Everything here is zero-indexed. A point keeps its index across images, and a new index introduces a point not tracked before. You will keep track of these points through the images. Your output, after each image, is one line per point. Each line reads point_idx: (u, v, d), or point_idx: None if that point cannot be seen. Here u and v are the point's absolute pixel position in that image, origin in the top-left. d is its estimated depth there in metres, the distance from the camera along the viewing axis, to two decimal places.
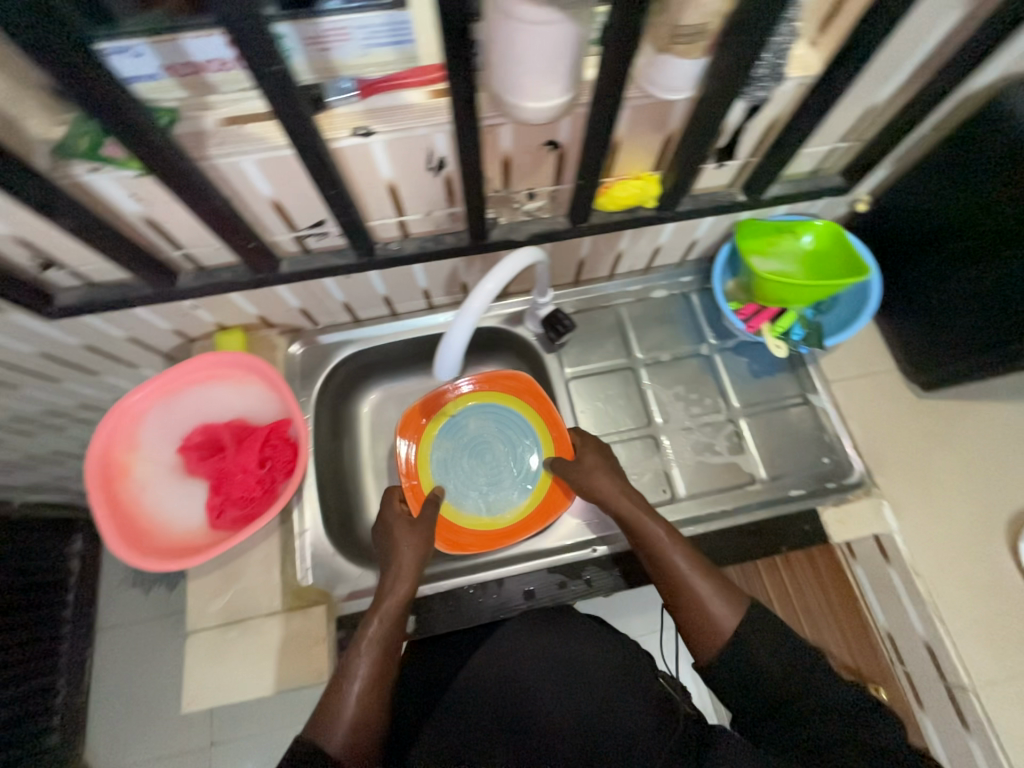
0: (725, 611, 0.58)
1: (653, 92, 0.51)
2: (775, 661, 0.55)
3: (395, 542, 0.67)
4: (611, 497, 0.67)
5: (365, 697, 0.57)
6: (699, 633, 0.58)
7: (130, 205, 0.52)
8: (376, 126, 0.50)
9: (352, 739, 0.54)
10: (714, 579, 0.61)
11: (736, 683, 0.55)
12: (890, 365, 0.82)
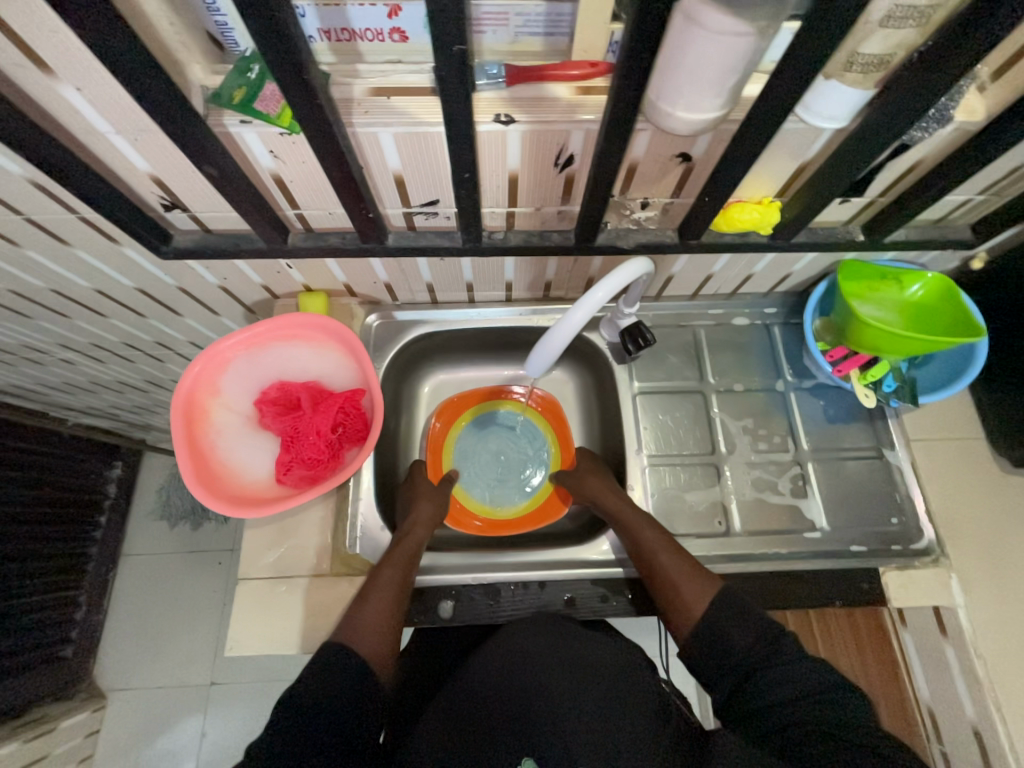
0: (697, 593, 0.64)
1: (802, 117, 0.49)
2: (745, 634, 0.59)
3: (417, 494, 0.78)
4: (599, 496, 0.77)
5: (379, 615, 0.62)
6: (673, 609, 0.64)
7: (266, 160, 0.53)
8: (519, 115, 0.49)
9: (376, 636, 0.60)
10: (684, 562, 0.67)
11: (705, 651, 0.60)
12: (978, 434, 0.79)
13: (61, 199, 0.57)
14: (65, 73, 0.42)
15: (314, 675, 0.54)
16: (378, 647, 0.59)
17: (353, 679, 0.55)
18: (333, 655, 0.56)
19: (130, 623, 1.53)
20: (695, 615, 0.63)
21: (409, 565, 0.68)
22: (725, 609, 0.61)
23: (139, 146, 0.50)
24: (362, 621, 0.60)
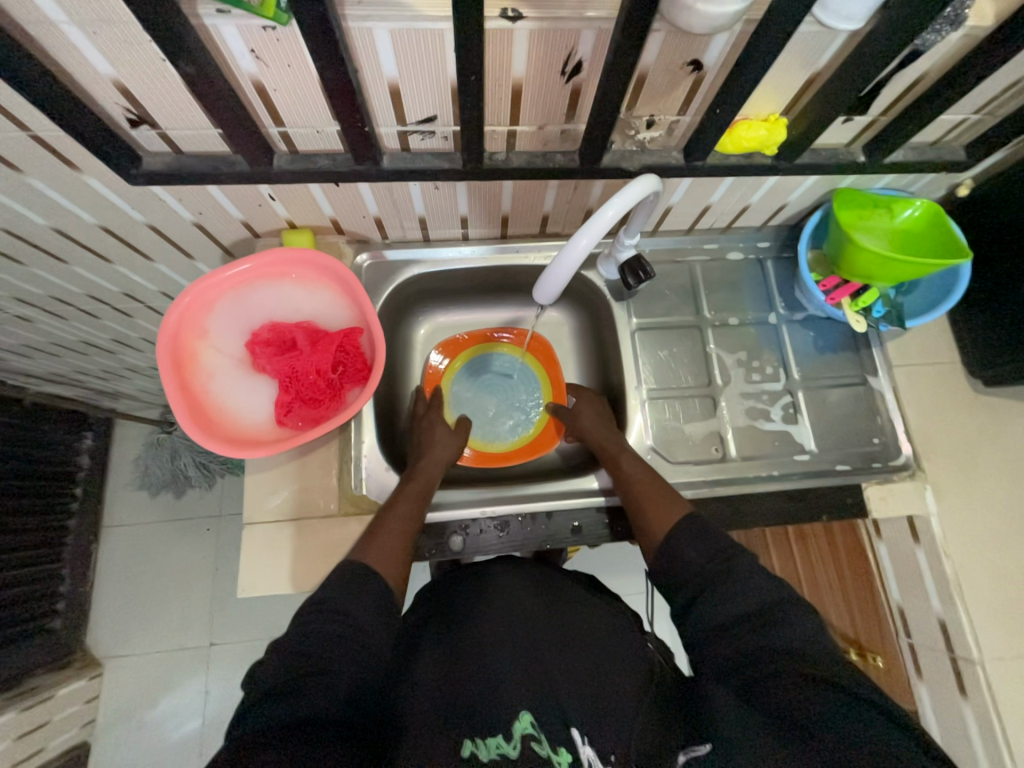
0: (661, 520, 0.66)
1: (819, 18, 0.47)
2: (696, 553, 0.60)
3: (427, 432, 0.79)
4: (593, 434, 0.79)
5: (399, 544, 0.63)
6: (645, 527, 0.67)
7: (246, 63, 0.48)
8: (527, 10, 0.45)
9: (394, 561, 0.62)
10: (654, 487, 0.70)
11: (669, 568, 0.61)
12: (954, 357, 0.83)
13: (8, 110, 0.51)
14: None
15: (341, 586, 0.57)
16: (399, 563, 0.62)
17: (376, 595, 0.57)
18: (357, 573, 0.58)
19: (119, 592, 1.49)
20: (655, 542, 0.65)
21: (422, 498, 0.70)
22: (687, 529, 0.63)
23: (98, 42, 0.44)
24: (379, 546, 0.62)
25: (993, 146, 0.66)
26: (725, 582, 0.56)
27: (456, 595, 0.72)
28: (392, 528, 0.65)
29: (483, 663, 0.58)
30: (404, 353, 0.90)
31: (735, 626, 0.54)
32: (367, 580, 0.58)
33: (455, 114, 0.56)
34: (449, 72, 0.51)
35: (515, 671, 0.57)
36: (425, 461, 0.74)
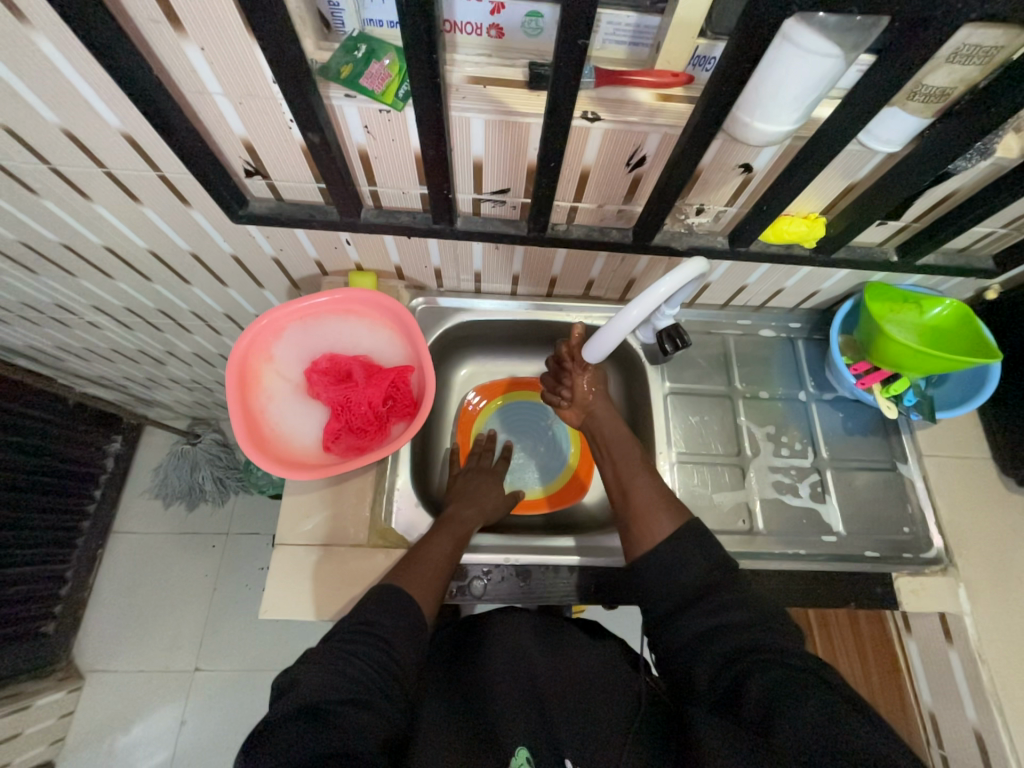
0: (662, 519, 0.64)
1: (862, 139, 0.54)
2: (701, 561, 0.60)
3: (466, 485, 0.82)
4: (603, 428, 0.77)
5: (433, 577, 0.64)
6: (638, 531, 0.64)
7: (357, 135, 0.56)
8: (605, 114, 0.53)
9: (432, 593, 0.63)
10: (657, 491, 0.67)
11: (658, 573, 0.60)
12: (986, 454, 0.84)
13: (148, 154, 0.59)
14: (196, 32, 0.45)
15: (380, 608, 0.59)
16: (427, 597, 0.62)
17: (412, 619, 0.58)
18: (398, 599, 0.60)
19: (116, 602, 1.47)
20: (658, 537, 0.63)
21: (464, 534, 0.72)
22: (690, 541, 0.61)
23: (240, 110, 0.53)
24: (420, 572, 0.64)
25: (1021, 258, 0.71)
26: (724, 591, 0.58)
27: (462, 636, 0.72)
28: (434, 556, 0.67)
29: (484, 708, 0.59)
30: (442, 393, 0.94)
31: (728, 641, 0.53)
32: (406, 603, 0.59)
33: (526, 188, 0.64)
34: (529, 154, 0.58)
35: (513, 717, 0.58)
36: (469, 500, 0.77)
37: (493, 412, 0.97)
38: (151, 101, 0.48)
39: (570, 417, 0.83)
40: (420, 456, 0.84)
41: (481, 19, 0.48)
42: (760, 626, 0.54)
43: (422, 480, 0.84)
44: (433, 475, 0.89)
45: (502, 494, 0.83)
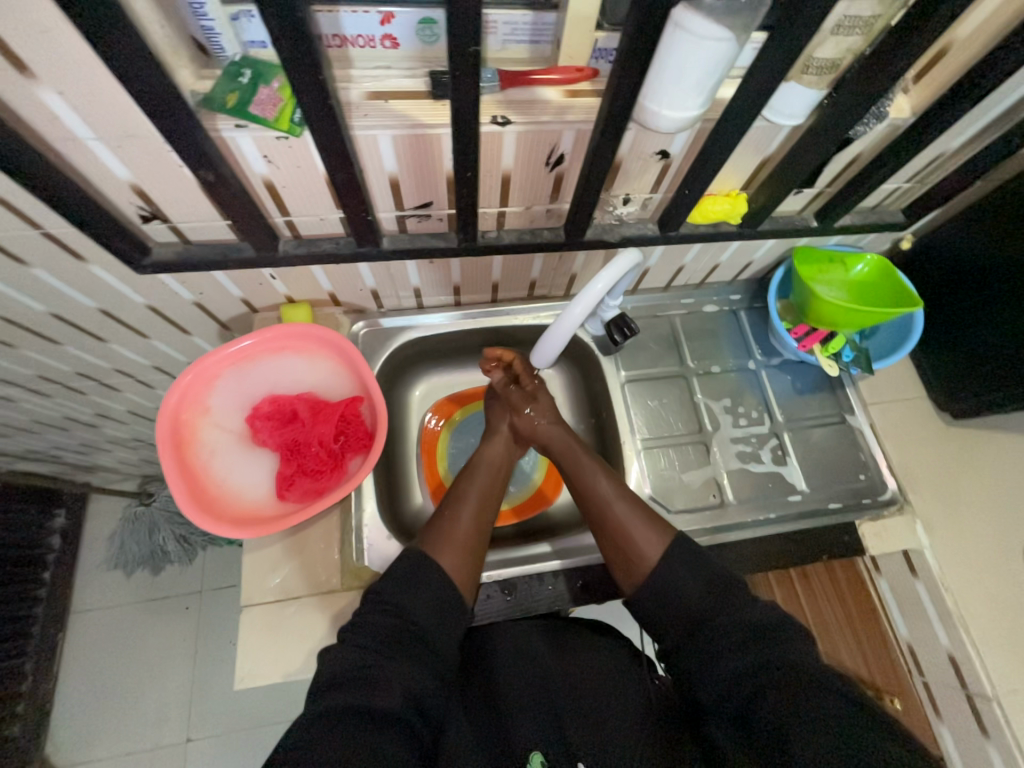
0: (653, 539, 0.65)
1: (766, 115, 0.55)
2: (695, 584, 0.60)
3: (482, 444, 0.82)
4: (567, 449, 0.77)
5: (459, 544, 0.64)
6: (628, 562, 0.65)
7: (258, 166, 0.52)
8: (515, 117, 0.51)
9: (464, 569, 0.62)
10: (638, 511, 0.68)
11: (655, 603, 0.60)
12: (922, 393, 0.89)
13: (24, 211, 0.53)
14: (49, 75, 0.40)
15: (401, 582, 0.58)
16: (457, 564, 0.62)
17: (440, 593, 0.58)
18: (418, 564, 0.60)
19: (87, 687, 1.36)
20: (652, 560, 0.63)
21: (488, 501, 0.72)
22: (679, 559, 0.62)
23: (121, 153, 0.48)
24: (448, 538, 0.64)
25: (927, 209, 0.75)
26: (730, 610, 0.56)
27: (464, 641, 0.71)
28: (463, 527, 0.67)
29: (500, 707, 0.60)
30: (400, 415, 0.91)
31: (741, 659, 0.51)
32: (429, 571, 0.59)
33: (449, 199, 0.62)
34: (446, 165, 0.56)
35: (529, 718, 0.58)
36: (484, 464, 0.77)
37: (454, 429, 0.93)
38: (11, 154, 0.43)
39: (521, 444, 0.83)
40: (386, 485, 0.81)
41: (367, 32, 0.46)
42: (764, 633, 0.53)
43: (392, 509, 0.81)
44: (404, 501, 0.86)
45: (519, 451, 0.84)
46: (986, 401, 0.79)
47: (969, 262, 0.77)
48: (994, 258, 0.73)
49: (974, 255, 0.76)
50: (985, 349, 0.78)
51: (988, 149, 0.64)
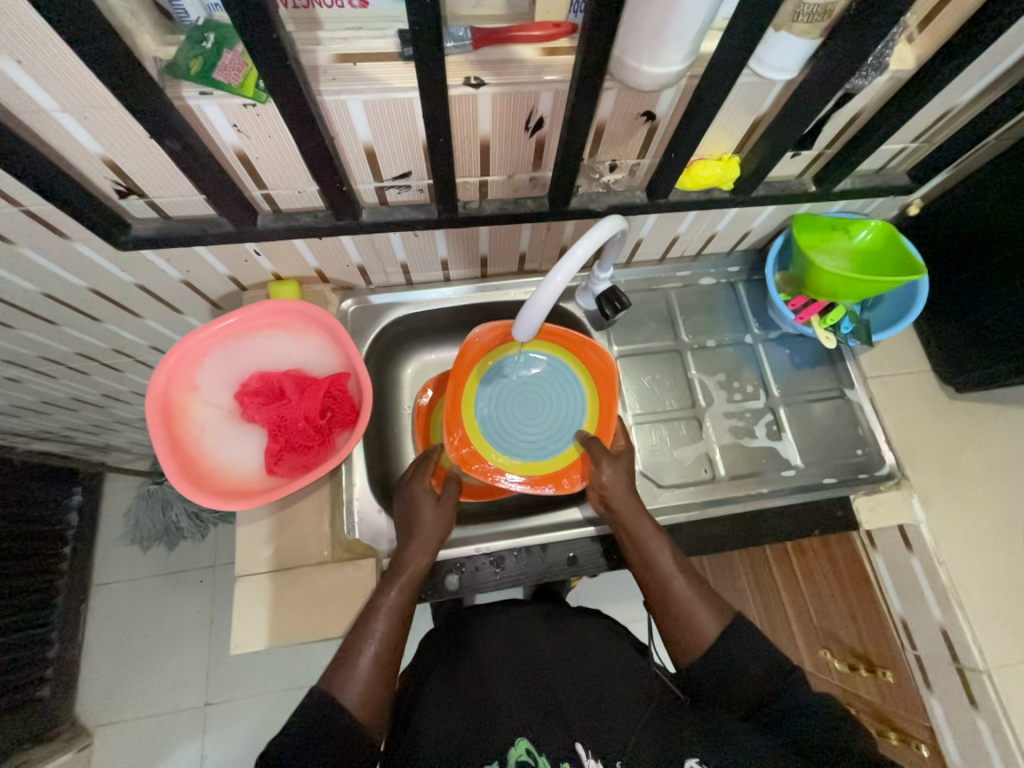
0: (710, 621, 0.61)
1: (754, 69, 0.52)
2: (757, 665, 0.58)
3: (421, 513, 0.70)
4: (618, 509, 0.70)
5: (375, 672, 0.57)
6: (686, 640, 0.60)
7: (229, 136, 0.51)
8: (489, 78, 0.49)
9: (374, 701, 0.56)
10: (699, 589, 0.63)
11: (715, 681, 0.58)
12: (925, 366, 0.86)
13: (3, 188, 0.53)
14: (4, 43, 0.39)
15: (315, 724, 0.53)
16: (368, 706, 0.55)
17: (347, 739, 0.53)
18: (324, 715, 0.53)
19: (110, 654, 1.43)
20: (712, 638, 0.59)
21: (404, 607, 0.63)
22: (745, 644, 0.59)
23: (88, 125, 0.47)
24: (359, 671, 0.57)
25: (934, 171, 0.71)
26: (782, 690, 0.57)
27: (454, 635, 0.75)
28: (371, 655, 0.58)
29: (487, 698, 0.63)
30: (392, 393, 0.91)
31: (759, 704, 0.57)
32: (332, 713, 0.54)
33: (429, 169, 0.60)
34: (420, 131, 0.55)
35: (518, 711, 0.60)
36: (405, 566, 0.65)
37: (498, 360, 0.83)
38: None
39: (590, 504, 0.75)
40: (378, 460, 0.82)
41: None
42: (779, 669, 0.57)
43: (385, 484, 0.82)
44: (398, 476, 0.87)
45: (447, 521, 0.70)
46: (992, 374, 0.76)
47: (978, 227, 0.73)
48: (1007, 223, 0.69)
49: (985, 219, 0.72)
50: (993, 319, 0.75)
51: (1000, 102, 0.60)
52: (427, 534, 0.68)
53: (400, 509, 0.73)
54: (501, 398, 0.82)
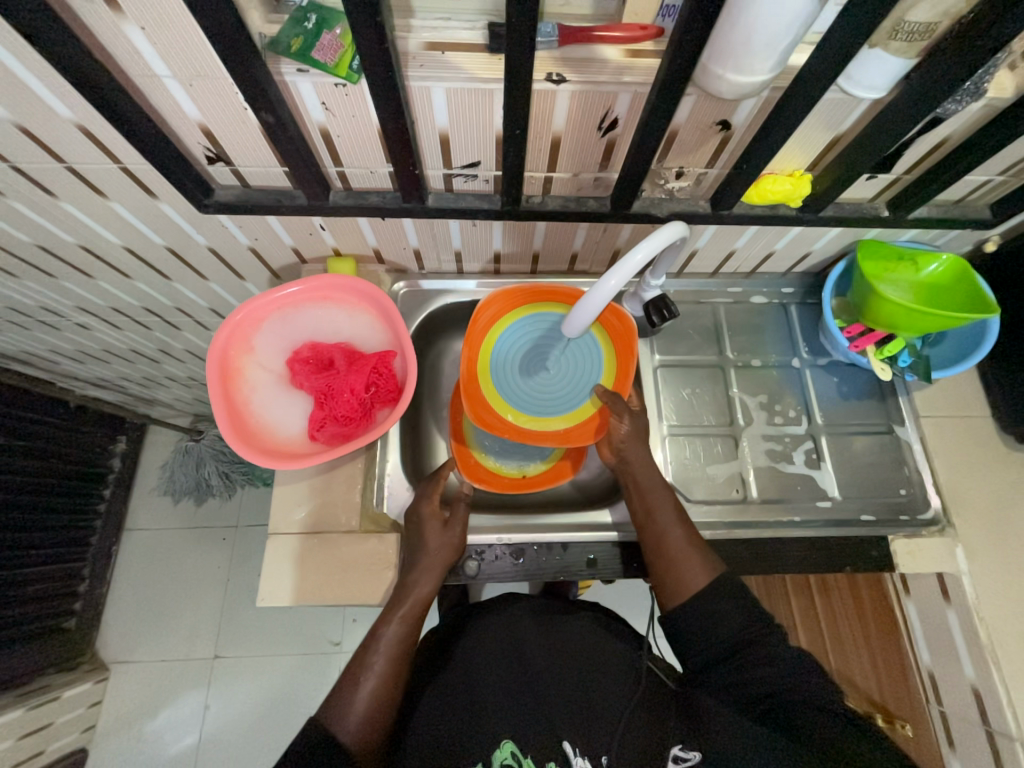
0: (698, 573, 0.62)
1: (842, 86, 0.51)
2: (740, 616, 0.59)
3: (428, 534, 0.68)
4: (624, 452, 0.72)
5: (373, 708, 0.57)
6: (673, 584, 0.62)
7: (316, 113, 0.54)
8: (570, 75, 0.50)
9: (371, 731, 0.56)
10: (691, 540, 0.64)
11: (699, 634, 0.59)
12: (985, 412, 0.82)
13: (107, 145, 0.57)
14: (132, 10, 0.43)
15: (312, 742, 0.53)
16: (365, 735, 0.56)
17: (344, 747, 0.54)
18: (318, 739, 0.53)
19: (133, 596, 1.50)
20: (697, 588, 0.61)
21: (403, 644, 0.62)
22: (725, 594, 0.60)
23: (192, 92, 0.51)
24: (357, 703, 0.57)
25: (1020, 206, 0.68)
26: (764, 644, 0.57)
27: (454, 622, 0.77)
28: (370, 687, 0.58)
29: (475, 696, 0.64)
30: (430, 377, 0.92)
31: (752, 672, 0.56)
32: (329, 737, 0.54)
33: (497, 161, 0.62)
34: (495, 123, 0.56)
35: (504, 712, 0.62)
36: (407, 593, 0.64)
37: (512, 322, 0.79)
38: (96, 86, 0.47)
39: (602, 451, 0.76)
40: (411, 441, 0.84)
41: None
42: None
43: (415, 464, 0.84)
44: (428, 459, 0.88)
45: (455, 544, 0.68)
46: None
47: None
48: None
49: None
50: None
51: None
52: (432, 559, 0.67)
53: (407, 526, 0.70)
54: (517, 365, 0.79)
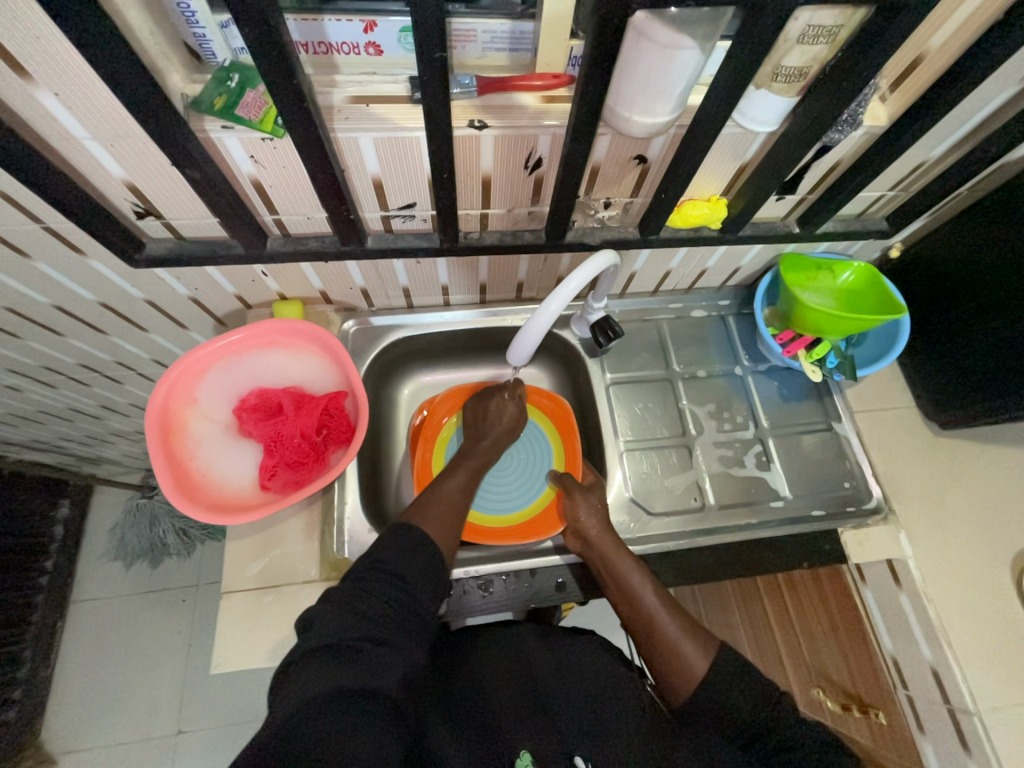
0: (696, 655, 0.61)
1: (738, 120, 0.56)
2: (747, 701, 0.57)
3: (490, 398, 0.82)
4: (593, 545, 0.71)
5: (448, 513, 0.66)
6: (676, 675, 0.60)
7: (245, 165, 0.55)
8: (492, 121, 0.53)
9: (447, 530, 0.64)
10: (682, 620, 0.64)
11: (711, 724, 0.58)
12: (909, 402, 0.88)
13: (26, 206, 0.56)
14: (44, 77, 0.42)
15: (396, 548, 0.59)
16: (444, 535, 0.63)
17: (428, 562, 0.59)
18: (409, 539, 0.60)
19: (84, 674, 1.38)
20: (701, 674, 0.60)
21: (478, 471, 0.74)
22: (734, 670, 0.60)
23: (114, 152, 0.51)
24: (434, 510, 0.66)
25: (912, 216, 0.75)
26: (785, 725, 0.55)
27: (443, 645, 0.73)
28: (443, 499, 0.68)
29: (488, 714, 0.61)
30: (389, 413, 0.92)
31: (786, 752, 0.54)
32: (415, 542, 0.60)
33: (432, 201, 0.64)
34: (425, 167, 0.58)
35: (517, 725, 0.60)
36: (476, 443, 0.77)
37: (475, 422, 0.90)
38: (7, 151, 0.46)
39: (569, 542, 0.75)
40: (371, 479, 0.83)
41: (342, 41, 0.48)
42: (760, 700, 0.57)
43: (377, 502, 0.83)
44: (392, 496, 0.87)
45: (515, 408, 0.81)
46: (977, 413, 0.78)
47: (954, 270, 0.77)
48: (980, 267, 0.73)
49: (960, 263, 0.76)
50: (970, 359, 0.77)
51: (968, 158, 0.65)
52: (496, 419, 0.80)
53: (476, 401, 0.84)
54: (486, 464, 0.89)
